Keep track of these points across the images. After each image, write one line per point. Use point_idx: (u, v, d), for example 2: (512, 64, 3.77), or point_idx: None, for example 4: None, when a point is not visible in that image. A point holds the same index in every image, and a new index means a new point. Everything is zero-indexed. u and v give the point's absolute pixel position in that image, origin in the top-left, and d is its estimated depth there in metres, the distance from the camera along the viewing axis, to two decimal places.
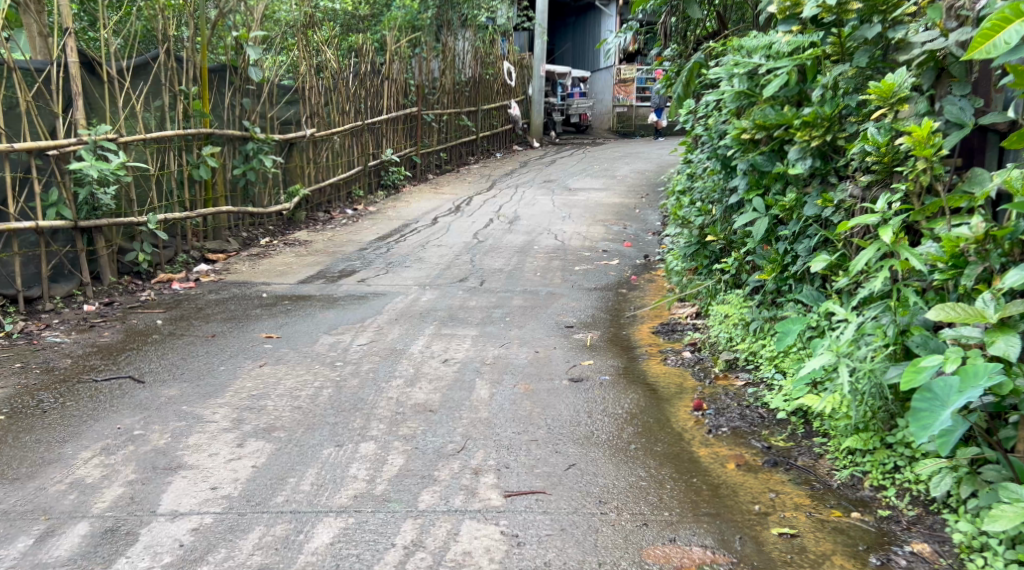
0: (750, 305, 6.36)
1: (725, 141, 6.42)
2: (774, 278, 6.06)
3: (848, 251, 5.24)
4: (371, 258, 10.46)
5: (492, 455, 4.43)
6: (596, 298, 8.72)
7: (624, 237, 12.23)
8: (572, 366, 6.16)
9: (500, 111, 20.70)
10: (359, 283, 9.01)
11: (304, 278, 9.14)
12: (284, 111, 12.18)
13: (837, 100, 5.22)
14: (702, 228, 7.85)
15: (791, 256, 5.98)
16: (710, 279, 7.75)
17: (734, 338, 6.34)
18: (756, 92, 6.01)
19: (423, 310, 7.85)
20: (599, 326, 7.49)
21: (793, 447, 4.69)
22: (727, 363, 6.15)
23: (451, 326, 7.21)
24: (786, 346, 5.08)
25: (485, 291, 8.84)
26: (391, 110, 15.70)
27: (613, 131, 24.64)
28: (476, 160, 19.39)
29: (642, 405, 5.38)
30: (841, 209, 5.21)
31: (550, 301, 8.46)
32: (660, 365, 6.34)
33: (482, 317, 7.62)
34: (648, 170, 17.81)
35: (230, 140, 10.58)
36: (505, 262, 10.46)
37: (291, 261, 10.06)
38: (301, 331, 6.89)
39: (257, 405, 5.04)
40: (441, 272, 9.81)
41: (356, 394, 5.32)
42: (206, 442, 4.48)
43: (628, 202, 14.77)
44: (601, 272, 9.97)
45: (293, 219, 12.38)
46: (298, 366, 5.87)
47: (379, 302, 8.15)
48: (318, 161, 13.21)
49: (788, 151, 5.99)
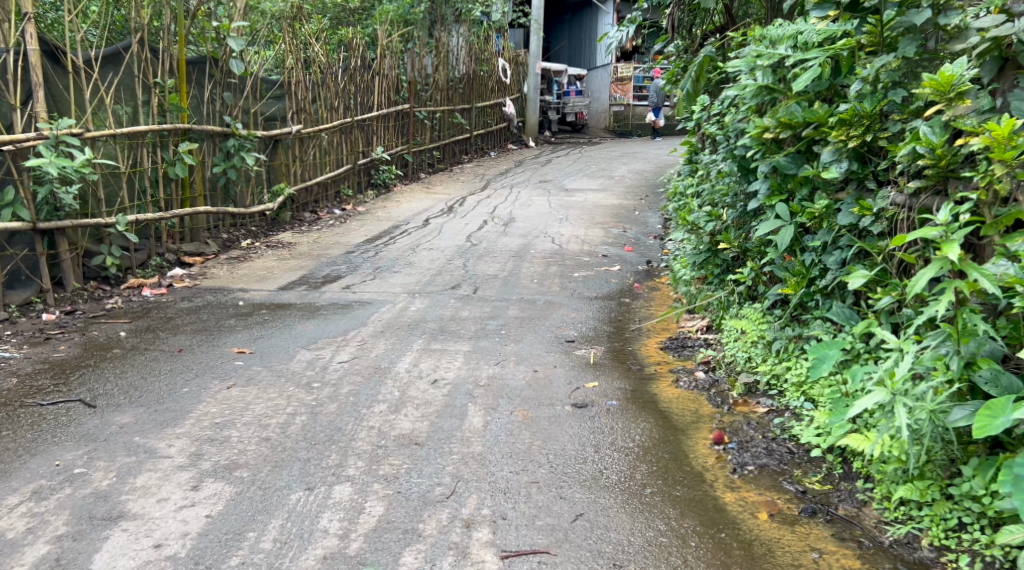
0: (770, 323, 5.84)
1: (743, 141, 5.82)
2: (799, 293, 5.51)
3: (889, 266, 4.69)
4: (357, 263, 9.87)
5: (486, 502, 3.88)
6: (597, 308, 8.13)
7: (624, 240, 11.65)
8: (574, 389, 5.57)
9: (494, 109, 20.10)
10: (344, 290, 8.41)
11: (285, 284, 8.54)
12: (268, 106, 11.57)
13: (879, 95, 4.66)
14: (714, 234, 7.28)
15: (819, 268, 5.41)
16: (721, 290, 7.20)
17: (754, 358, 5.78)
18: (780, 86, 5.44)
19: (412, 321, 7.24)
20: (603, 340, 6.89)
21: (832, 492, 4.17)
22: (746, 387, 5.59)
23: (443, 341, 6.61)
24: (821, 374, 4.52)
25: (478, 300, 8.24)
26: (382, 106, 15.10)
27: (610, 130, 24.05)
28: (470, 159, 18.78)
29: (655, 437, 4.80)
30: (882, 219, 4.66)
31: (549, 311, 7.87)
32: (672, 387, 5.78)
33: (476, 330, 7.02)
34: (647, 170, 17.24)
35: (210, 136, 9.96)
36: (500, 268, 9.86)
37: (272, 265, 9.45)
38: (278, 345, 6.27)
39: (219, 435, 4.44)
40: (432, 278, 9.21)
41: (333, 422, 4.73)
42: (156, 484, 3.90)
43: (626, 203, 14.19)
44: (602, 278, 9.39)
45: (277, 219, 11.77)
46: (271, 388, 5.27)
47: (364, 312, 7.54)
48: (305, 159, 12.59)
49: (816, 152, 5.42)
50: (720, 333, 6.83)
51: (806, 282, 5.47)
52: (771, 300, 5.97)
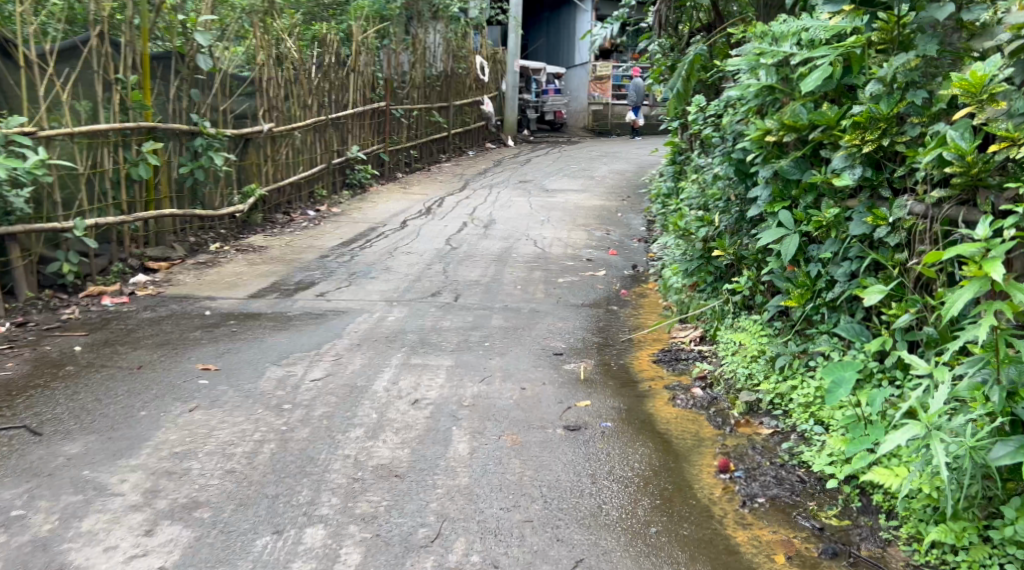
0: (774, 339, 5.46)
1: (743, 143, 5.47)
2: (804, 306, 5.14)
3: (906, 280, 4.34)
4: (332, 268, 9.48)
5: (475, 546, 3.59)
6: (585, 316, 7.77)
7: (607, 243, 11.31)
8: (566, 410, 5.19)
9: (472, 107, 19.70)
10: (318, 298, 8.00)
11: (256, 292, 8.14)
12: (238, 104, 11.12)
13: (895, 95, 4.27)
14: (707, 240, 6.94)
15: (826, 280, 5.05)
16: (715, 299, 6.87)
17: (755, 375, 5.39)
18: (786, 86, 5.09)
19: (390, 333, 6.86)
20: (592, 352, 6.54)
21: (850, 528, 3.81)
22: (748, 406, 5.21)
23: (423, 355, 6.23)
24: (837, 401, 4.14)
25: (459, 309, 7.86)
26: (358, 104, 14.70)
27: (589, 129, 23.69)
28: (448, 158, 18.36)
29: (657, 464, 4.44)
30: (899, 229, 4.31)
31: (534, 320, 7.51)
32: (669, 406, 5.41)
33: (458, 342, 6.64)
34: (628, 170, 16.91)
35: (176, 135, 9.49)
36: (481, 273, 9.48)
37: (241, 272, 9.04)
38: (246, 361, 5.86)
39: (178, 467, 4.03)
40: (410, 284, 8.82)
41: (304, 451, 4.35)
42: (104, 529, 3.55)
43: (608, 204, 13.87)
44: (587, 284, 9.02)
45: (248, 221, 11.35)
46: (237, 411, 4.88)
47: (339, 323, 7.15)
48: (277, 158, 12.17)
49: (823, 157, 5.07)
50: (716, 345, 6.46)
51: (812, 294, 5.10)
52: (773, 313, 5.61)
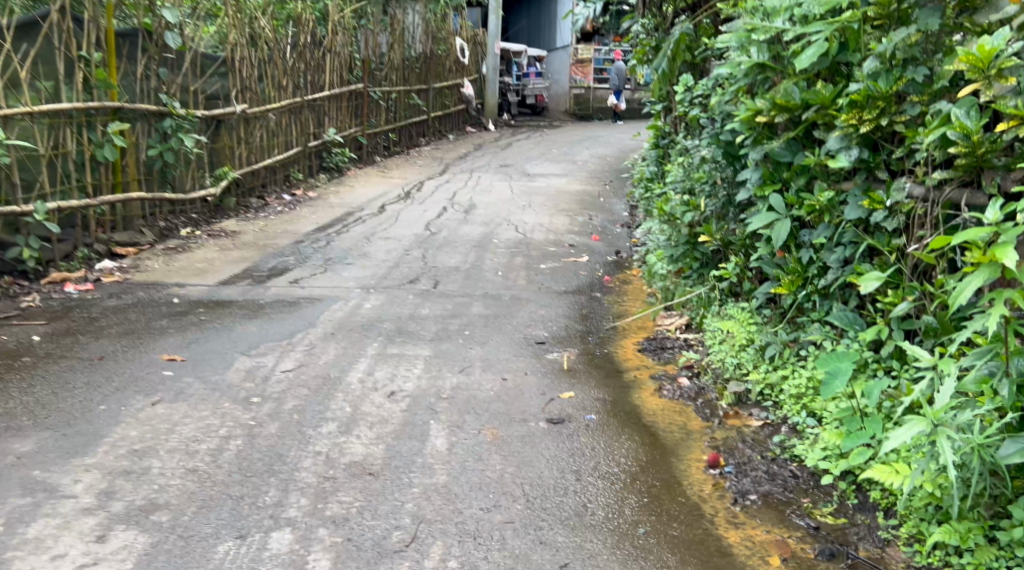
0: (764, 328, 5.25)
1: (732, 124, 5.26)
2: (794, 293, 4.95)
3: (903, 267, 4.13)
4: (308, 255, 9.24)
5: (453, 550, 3.38)
6: (567, 303, 7.56)
7: (590, 229, 11.10)
8: (549, 402, 4.98)
9: (452, 90, 19.41)
10: (291, 285, 7.77)
11: (227, 279, 7.91)
12: (209, 84, 10.86)
13: (893, 73, 4.05)
14: (692, 225, 6.75)
15: (818, 266, 4.84)
16: (701, 286, 6.67)
17: (744, 365, 5.18)
18: (779, 65, 4.87)
19: (366, 321, 6.63)
20: (575, 341, 6.34)
21: (847, 527, 3.62)
22: (736, 396, 4.99)
23: (400, 344, 6.01)
24: (832, 395, 3.94)
25: (438, 296, 7.63)
26: (334, 85, 14.44)
27: (570, 113, 23.45)
28: (427, 142, 18.08)
29: (644, 459, 4.22)
30: (897, 213, 4.10)
31: (516, 308, 7.29)
32: (655, 397, 5.19)
33: (436, 331, 6.42)
34: (610, 155, 16.70)
35: (144, 116, 9.28)
36: (461, 259, 9.25)
37: (212, 259, 8.81)
38: (213, 351, 5.64)
39: (137, 466, 3.79)
40: (388, 271, 8.58)
41: (273, 448, 4.13)
42: (52, 535, 3.32)
43: (590, 189, 13.66)
44: (570, 271, 8.81)
45: (221, 204, 11.16)
46: (203, 405, 4.65)
47: (312, 311, 6.92)
48: (251, 141, 11.96)
49: (816, 138, 4.85)
50: (702, 333, 6.26)
51: (804, 281, 4.90)
52: (762, 300, 5.40)
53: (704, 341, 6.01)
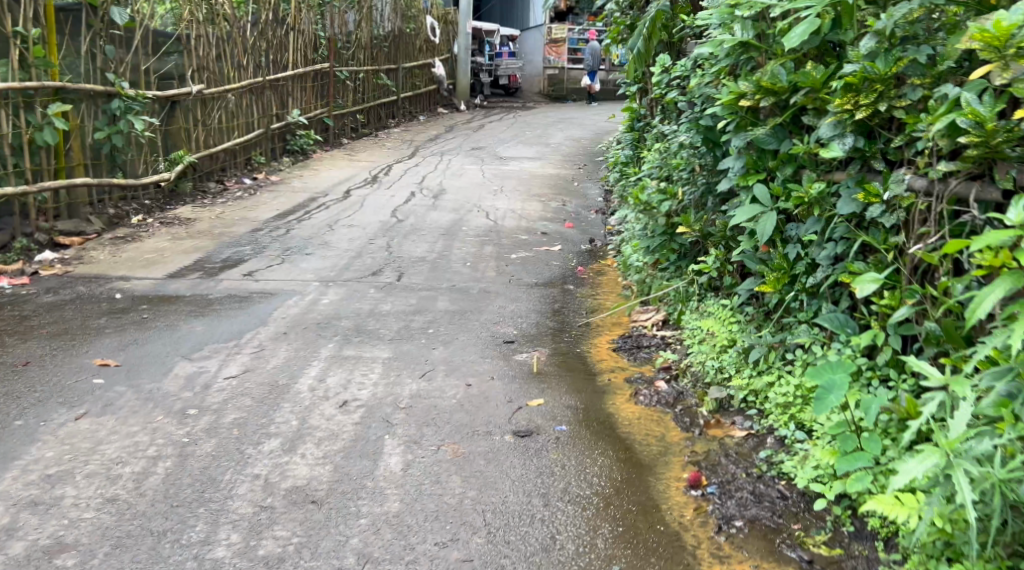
0: (748, 329, 4.87)
1: (713, 109, 4.86)
2: (780, 292, 4.53)
3: (902, 267, 3.71)
4: (266, 247, 8.83)
5: None
6: (538, 296, 7.19)
7: (563, 215, 10.71)
8: (516, 411, 4.57)
9: (422, 71, 18.92)
10: (244, 279, 7.48)
11: (175, 272, 7.66)
12: (161, 64, 10.56)
13: (892, 53, 3.65)
14: (670, 215, 6.37)
15: (806, 263, 4.42)
16: (679, 279, 6.28)
17: (725, 368, 4.78)
18: (766, 43, 4.47)
19: (322, 319, 6.25)
20: (545, 339, 5.96)
21: (844, 561, 3.27)
22: (717, 402, 4.58)
23: (357, 345, 5.62)
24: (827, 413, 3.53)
25: (401, 290, 7.23)
26: (298, 65, 13.94)
27: (545, 94, 22.96)
28: (397, 124, 17.60)
29: (619, 478, 3.83)
30: (895, 208, 3.69)
31: (483, 302, 6.91)
32: (630, 403, 4.77)
33: (396, 330, 6.04)
34: (584, 137, 16.29)
35: (89, 97, 9.17)
36: (428, 248, 8.85)
37: (160, 251, 8.53)
38: (151, 354, 5.32)
39: (47, 497, 3.48)
40: (349, 262, 8.17)
41: (206, 470, 3.74)
42: None
43: (564, 173, 13.25)
44: (541, 261, 8.44)
45: (176, 189, 10.92)
46: (133, 419, 4.27)
47: (264, 308, 6.56)
48: (209, 123, 11.60)
49: (804, 123, 4.45)
50: (680, 330, 5.87)
51: (790, 279, 4.50)
52: (744, 298, 5.01)
53: (683, 339, 5.62)
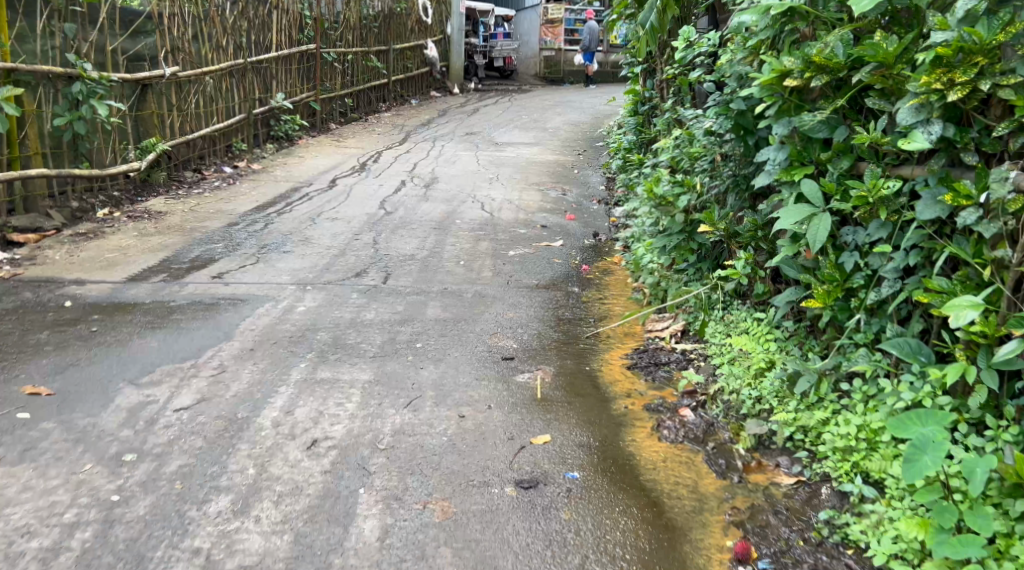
0: (796, 353, 4.11)
1: (748, 89, 4.13)
2: (830, 308, 3.77)
3: (1002, 286, 3.05)
4: (241, 245, 8.10)
5: None
6: (540, 300, 6.47)
7: (564, 206, 9.97)
8: (517, 452, 3.82)
9: (414, 52, 18.08)
10: (213, 282, 6.75)
11: (136, 275, 6.96)
12: (131, 43, 9.81)
13: (997, 17, 3.02)
14: (688, 211, 5.70)
15: (865, 275, 3.64)
16: (701, 284, 5.56)
17: (763, 397, 4.02)
18: (819, 10, 3.75)
19: (295, 331, 5.54)
20: (549, 353, 5.25)
21: None
22: (756, 439, 3.84)
23: (333, 366, 4.90)
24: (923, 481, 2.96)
25: (386, 294, 6.50)
26: (282, 47, 13.15)
27: (541, 77, 22.11)
28: (387, 108, 16.79)
29: (646, 552, 3.17)
30: (996, 214, 3.04)
31: (479, 308, 6.18)
32: (653, 439, 4.00)
33: (379, 345, 5.31)
34: (583, 121, 15.50)
35: (46, 79, 8.50)
36: (418, 245, 8.10)
37: (122, 251, 7.82)
38: (92, 380, 4.61)
39: None
40: (330, 262, 7.45)
41: (134, 544, 3.14)
42: None
43: (563, 159, 12.51)
44: (541, 259, 7.70)
45: (149, 179, 10.16)
46: (54, 469, 3.56)
47: (229, 319, 5.85)
48: (185, 107, 10.82)
49: (864, 106, 3.69)
50: (704, 344, 5.12)
51: (845, 292, 3.75)
52: (782, 311, 4.27)
53: (708, 357, 4.88)
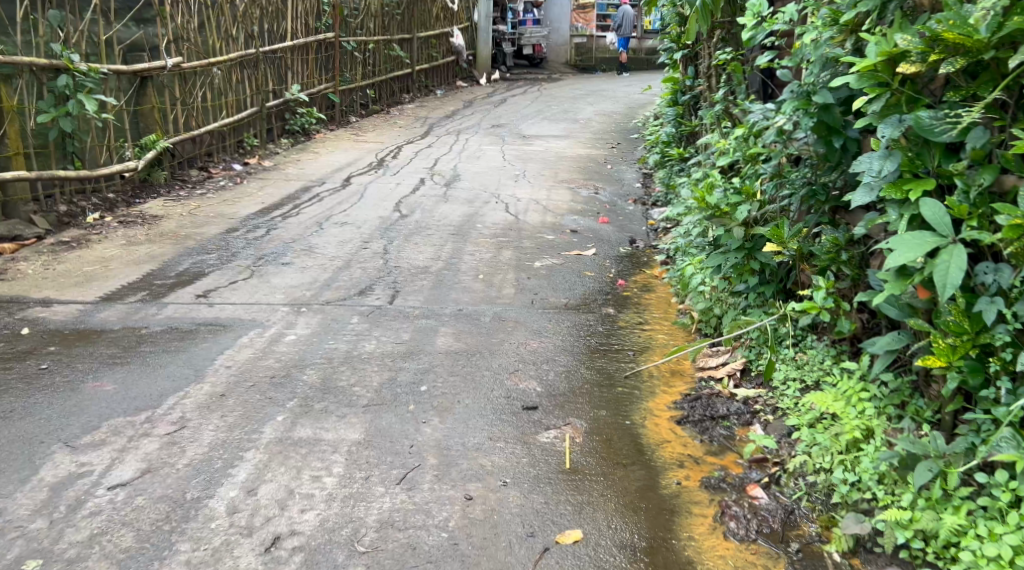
0: (905, 425, 3.27)
1: (844, 79, 3.28)
2: (956, 371, 2.93)
3: None
4: (236, 255, 7.24)
5: None
6: (570, 323, 5.57)
7: (596, 206, 9.05)
8: (538, 559, 3.06)
9: (439, 40, 17.14)
10: (198, 303, 5.89)
11: (113, 293, 6.13)
12: (127, 33, 8.97)
13: None
14: (748, 223, 4.82)
15: (1010, 330, 2.82)
16: (764, 314, 4.66)
17: (863, 483, 3.17)
18: None
19: (278, 369, 4.68)
20: (582, 398, 4.36)
21: None
22: (855, 540, 3.05)
23: (315, 420, 4.01)
24: None
25: (391, 318, 5.63)
26: (298, 35, 12.29)
27: (571, 65, 20.97)
28: (411, 99, 15.88)
29: None
30: None
31: (501, 337, 5.30)
32: (716, 538, 3.16)
33: (375, 390, 4.42)
34: (617, 112, 14.51)
35: (27, 71, 7.68)
36: (434, 255, 7.21)
37: (104, 262, 6.99)
38: (23, 439, 3.77)
39: None
40: (333, 276, 6.59)
41: None
42: None
43: (595, 153, 11.57)
44: (572, 271, 6.80)
45: (149, 179, 9.35)
46: None
47: (205, 350, 4.99)
48: (191, 100, 10.00)
49: (1011, 103, 2.84)
50: (773, 392, 4.22)
51: (977, 349, 2.92)
52: (881, 361, 3.38)
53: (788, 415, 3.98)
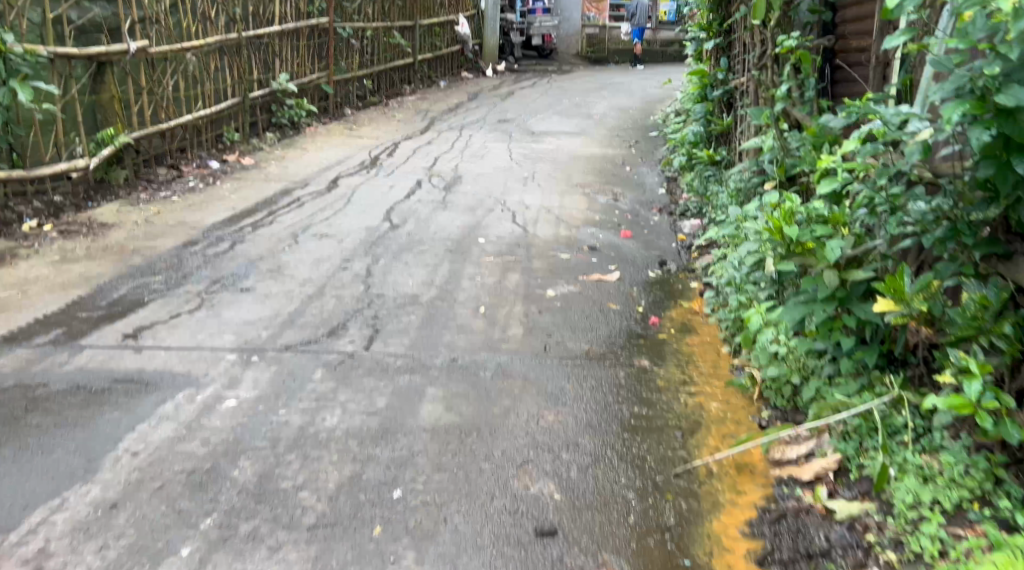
0: None
1: None
2: None
3: None
4: (188, 277, 5.98)
5: None
6: (592, 384, 4.28)
7: (616, 216, 7.78)
8: None
9: (443, 28, 15.81)
10: (126, 347, 4.65)
11: (22, 331, 4.89)
12: (81, 11, 7.69)
13: None
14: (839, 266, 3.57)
15: None
16: (867, 393, 3.41)
17: None
18: None
19: (200, 458, 3.43)
20: (615, 515, 3.15)
21: None
22: None
23: (234, 557, 2.95)
24: None
25: (364, 371, 4.37)
26: (286, 19, 11.01)
27: (583, 56, 19.49)
28: (412, 91, 14.57)
29: None
30: None
31: (509, 403, 4.04)
32: None
33: (329, 500, 3.19)
34: (633, 107, 13.20)
35: None
36: (426, 279, 5.95)
37: (24, 286, 5.75)
38: None
39: None
40: (300, 307, 5.36)
41: None
42: None
43: (612, 153, 10.29)
44: (594, 301, 5.55)
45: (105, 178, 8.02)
46: None
47: (116, 422, 3.67)
48: (163, 89, 8.70)
49: None
50: (894, 516, 2.98)
51: None
52: None
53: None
